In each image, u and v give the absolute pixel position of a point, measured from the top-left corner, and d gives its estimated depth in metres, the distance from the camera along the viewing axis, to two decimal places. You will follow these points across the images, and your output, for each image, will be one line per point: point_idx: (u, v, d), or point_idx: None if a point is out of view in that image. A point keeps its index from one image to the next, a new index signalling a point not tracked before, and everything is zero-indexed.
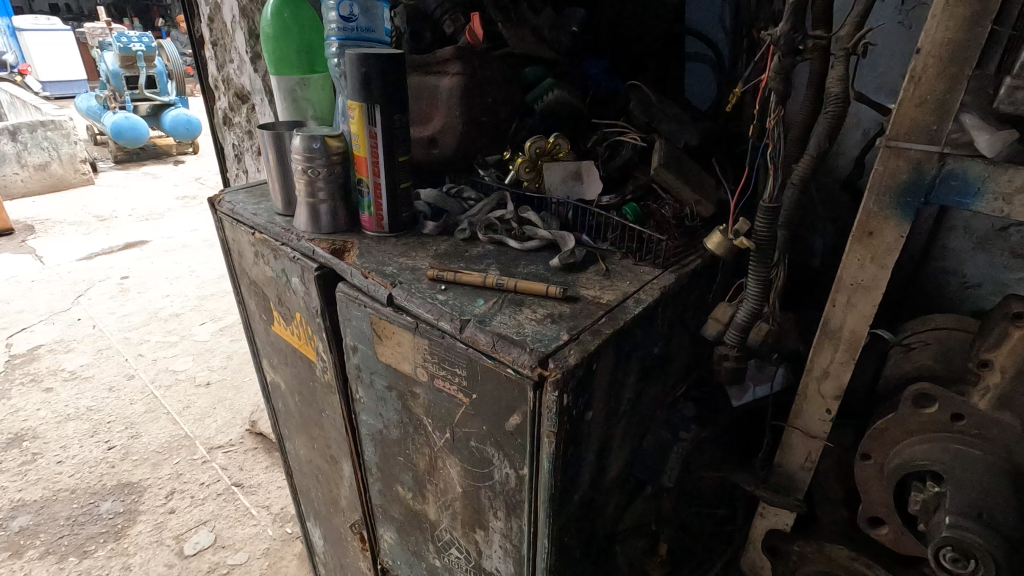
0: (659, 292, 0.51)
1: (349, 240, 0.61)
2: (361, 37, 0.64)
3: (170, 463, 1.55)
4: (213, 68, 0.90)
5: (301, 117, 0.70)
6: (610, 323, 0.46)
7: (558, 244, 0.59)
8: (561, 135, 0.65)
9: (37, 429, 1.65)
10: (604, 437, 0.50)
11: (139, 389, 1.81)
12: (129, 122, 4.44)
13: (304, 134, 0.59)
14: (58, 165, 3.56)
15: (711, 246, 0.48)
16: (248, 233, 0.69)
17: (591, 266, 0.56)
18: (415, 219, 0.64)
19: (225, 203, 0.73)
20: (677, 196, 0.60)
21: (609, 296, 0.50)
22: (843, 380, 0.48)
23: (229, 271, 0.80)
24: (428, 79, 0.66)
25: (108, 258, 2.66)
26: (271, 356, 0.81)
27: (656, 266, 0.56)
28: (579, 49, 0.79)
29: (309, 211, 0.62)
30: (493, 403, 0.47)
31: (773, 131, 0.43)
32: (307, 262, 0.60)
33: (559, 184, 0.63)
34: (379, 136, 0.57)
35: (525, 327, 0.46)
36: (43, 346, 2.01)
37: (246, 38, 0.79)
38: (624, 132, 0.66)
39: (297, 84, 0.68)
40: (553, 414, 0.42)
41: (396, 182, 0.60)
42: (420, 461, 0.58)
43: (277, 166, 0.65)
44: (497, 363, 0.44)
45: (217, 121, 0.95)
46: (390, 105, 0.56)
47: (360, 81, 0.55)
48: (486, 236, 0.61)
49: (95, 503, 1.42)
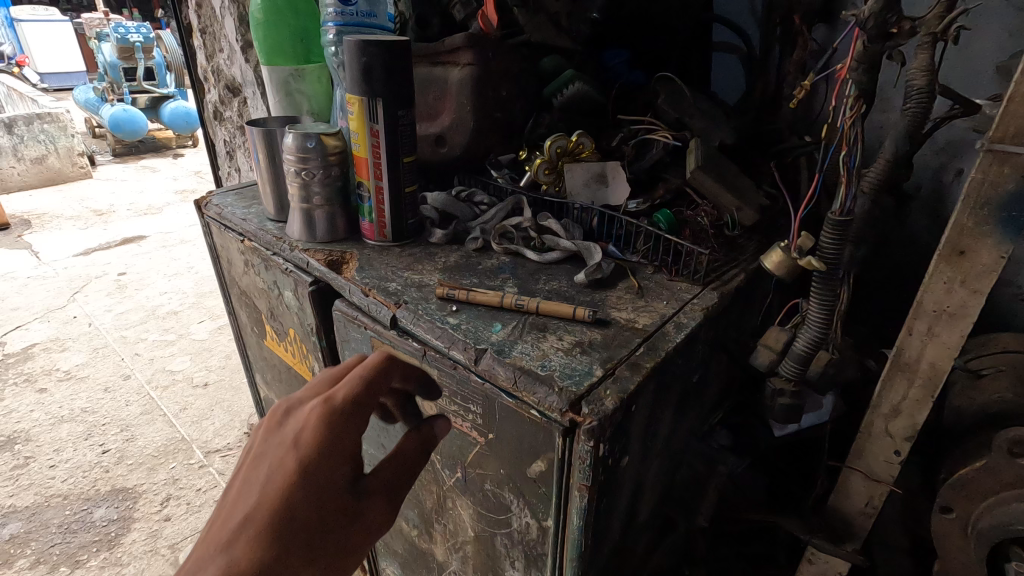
0: (702, 314, 0.45)
1: (347, 250, 0.55)
2: (363, 23, 0.57)
3: (167, 468, 1.46)
4: (202, 57, 0.83)
5: (296, 113, 0.64)
6: (649, 354, 0.40)
7: (582, 256, 0.52)
8: (585, 133, 0.58)
9: (31, 431, 1.59)
10: (637, 479, 0.44)
11: (135, 389, 1.74)
12: (127, 115, 4.37)
13: (298, 131, 0.53)
14: (56, 158, 3.50)
15: (769, 263, 0.41)
16: (236, 239, 0.62)
17: (622, 282, 0.49)
18: (421, 226, 0.58)
19: (212, 205, 0.66)
20: (715, 202, 0.53)
21: (645, 320, 0.44)
22: (918, 420, 0.42)
23: (218, 279, 0.73)
24: (436, 70, 0.60)
25: (105, 254, 2.60)
26: (265, 372, 0.75)
27: (694, 282, 0.49)
28: (599, 37, 0.72)
29: (304, 218, 0.56)
30: (513, 445, 0.40)
31: (850, 132, 0.37)
32: (300, 276, 0.54)
33: (581, 187, 0.56)
34: (381, 135, 0.50)
35: (551, 359, 0.39)
36: (37, 344, 1.95)
37: (236, 26, 0.72)
38: (653, 129, 0.60)
39: (291, 75, 0.62)
40: (586, 466, 0.35)
41: (401, 185, 0.54)
42: (426, 498, 0.52)
43: (268, 167, 0.58)
44: (520, 403, 0.38)
45: (208, 115, 0.88)
46: (394, 99, 0.50)
47: (360, 71, 0.49)
48: (500, 247, 0.54)
49: (88, 510, 1.34)
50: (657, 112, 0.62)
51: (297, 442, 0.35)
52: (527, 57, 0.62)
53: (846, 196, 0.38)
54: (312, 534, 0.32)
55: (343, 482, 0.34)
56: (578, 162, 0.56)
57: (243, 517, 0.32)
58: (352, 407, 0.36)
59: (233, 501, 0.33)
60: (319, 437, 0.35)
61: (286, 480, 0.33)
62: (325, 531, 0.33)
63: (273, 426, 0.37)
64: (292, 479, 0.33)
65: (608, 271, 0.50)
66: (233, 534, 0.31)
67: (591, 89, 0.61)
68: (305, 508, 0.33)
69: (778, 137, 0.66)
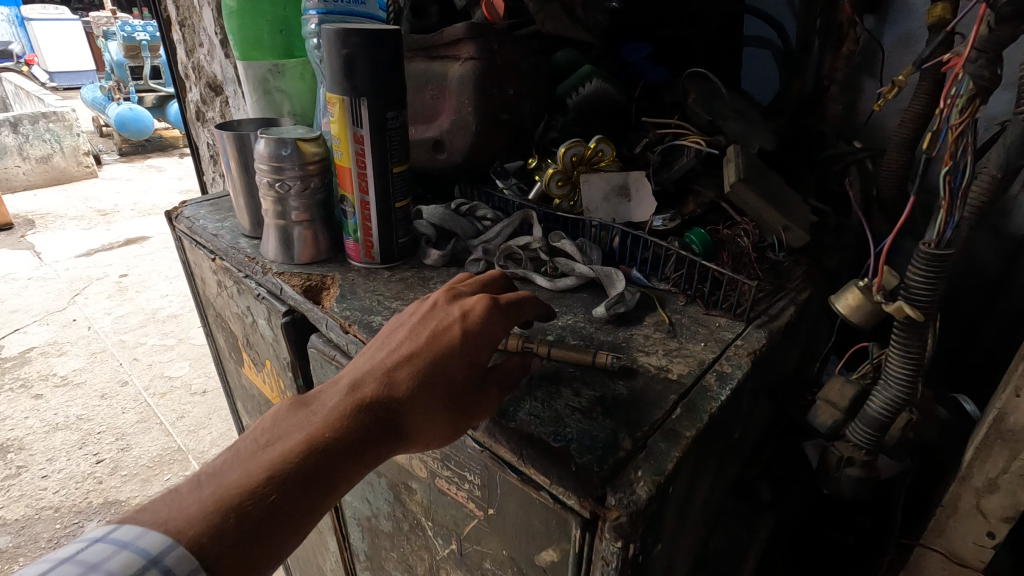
0: (747, 360, 0.37)
1: (329, 274, 0.47)
2: (349, 11, 0.49)
3: (161, 480, 1.40)
4: (182, 52, 0.76)
5: (276, 113, 0.56)
6: (688, 418, 0.32)
7: (602, 283, 0.45)
8: (604, 138, 0.50)
9: (24, 440, 1.51)
10: (669, 559, 0.36)
11: (133, 396, 1.66)
12: (133, 114, 4.33)
13: (271, 136, 0.45)
14: (62, 158, 3.46)
15: (848, 309, 0.37)
16: (207, 258, 0.55)
17: (649, 317, 0.41)
18: (415, 245, 0.50)
19: (184, 217, 0.59)
20: (757, 219, 0.45)
21: (680, 369, 0.36)
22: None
23: (194, 299, 0.66)
24: (434, 65, 0.52)
25: (107, 255, 2.55)
26: (245, 400, 0.67)
27: (734, 316, 0.41)
28: (617, 29, 0.64)
29: (280, 236, 0.48)
30: (518, 527, 0.33)
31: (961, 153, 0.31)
32: (273, 304, 0.46)
33: (600, 202, 0.49)
34: (366, 140, 0.43)
35: (567, 424, 0.31)
36: (35, 348, 1.88)
37: (214, 17, 0.65)
38: (682, 134, 0.52)
39: (269, 71, 0.54)
40: (612, 569, 0.27)
41: (390, 199, 0.46)
42: (417, 565, 0.45)
43: (240, 176, 0.51)
44: (528, 481, 0.30)
45: (190, 115, 0.81)
46: (382, 98, 0.42)
47: (342, 65, 0.41)
48: (505, 271, 0.46)
49: (80, 523, 1.26)
50: (686, 113, 0.54)
51: (465, 314, 0.32)
52: (537, 51, 0.54)
53: (948, 223, 0.33)
54: (430, 420, 0.30)
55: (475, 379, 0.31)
56: (596, 173, 0.49)
57: (378, 369, 0.31)
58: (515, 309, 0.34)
59: (374, 352, 0.32)
60: (469, 321, 0.32)
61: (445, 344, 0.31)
62: (446, 420, 0.30)
63: (439, 300, 0.34)
64: (430, 353, 0.31)
65: (633, 303, 0.42)
66: (363, 380, 0.30)
67: (609, 87, 0.54)
68: (436, 389, 0.30)
69: (822, 142, 0.58)
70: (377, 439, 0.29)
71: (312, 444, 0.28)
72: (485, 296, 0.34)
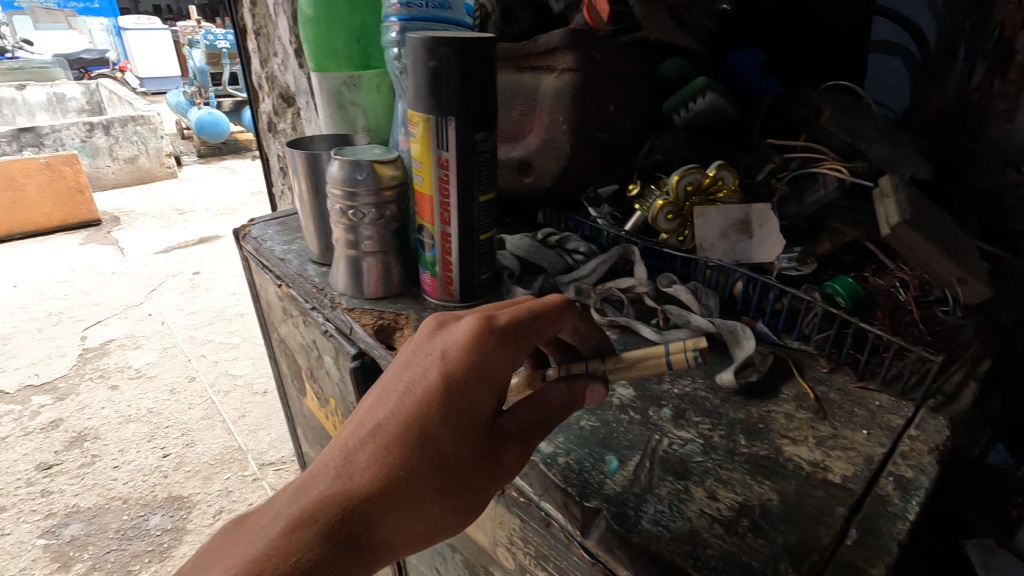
0: (932, 460, 0.28)
1: (403, 312, 0.42)
2: (434, 18, 0.44)
3: (222, 478, 1.29)
4: (257, 63, 0.74)
5: (350, 129, 0.52)
6: (871, 548, 0.24)
7: (721, 339, 0.37)
8: (724, 164, 0.43)
9: (100, 429, 1.45)
10: None
11: (200, 392, 1.59)
12: (212, 118, 4.55)
13: (346, 158, 0.40)
14: (146, 158, 3.68)
15: None
16: (273, 283, 0.51)
17: (787, 387, 0.34)
18: (498, 281, 0.44)
19: (251, 237, 0.56)
20: (923, 269, 0.37)
21: (842, 467, 0.28)
22: None
23: (259, 321, 0.63)
24: (524, 78, 0.46)
25: (182, 254, 2.65)
26: (305, 425, 0.64)
27: (899, 394, 0.33)
28: (725, 36, 0.57)
29: (351, 267, 0.44)
30: None
31: None
32: (342, 344, 0.42)
33: (717, 238, 0.41)
34: (452, 165, 0.38)
35: (708, 543, 0.24)
36: (114, 340, 1.90)
37: (289, 25, 0.62)
38: (819, 161, 0.44)
39: (345, 83, 0.50)
40: None
41: (475, 230, 0.40)
42: None
43: (311, 199, 0.47)
44: None
45: (263, 127, 0.79)
46: (472, 118, 0.37)
47: (428, 80, 0.36)
48: (602, 316, 0.40)
49: (145, 516, 1.18)
50: (817, 135, 0.46)
51: (442, 359, 0.26)
52: (640, 59, 0.47)
53: None
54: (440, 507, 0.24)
55: (489, 447, 0.25)
56: (713, 205, 0.41)
57: (346, 449, 0.25)
58: (514, 332, 0.27)
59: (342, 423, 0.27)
60: (452, 369, 0.26)
61: (417, 407, 0.25)
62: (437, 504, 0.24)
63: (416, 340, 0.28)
64: (407, 430, 0.25)
65: (764, 368, 0.34)
66: (321, 472, 0.25)
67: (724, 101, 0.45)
68: (415, 472, 0.24)
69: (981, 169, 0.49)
70: (354, 557, 0.23)
71: (265, 570, 0.22)
72: (476, 321, 0.27)
